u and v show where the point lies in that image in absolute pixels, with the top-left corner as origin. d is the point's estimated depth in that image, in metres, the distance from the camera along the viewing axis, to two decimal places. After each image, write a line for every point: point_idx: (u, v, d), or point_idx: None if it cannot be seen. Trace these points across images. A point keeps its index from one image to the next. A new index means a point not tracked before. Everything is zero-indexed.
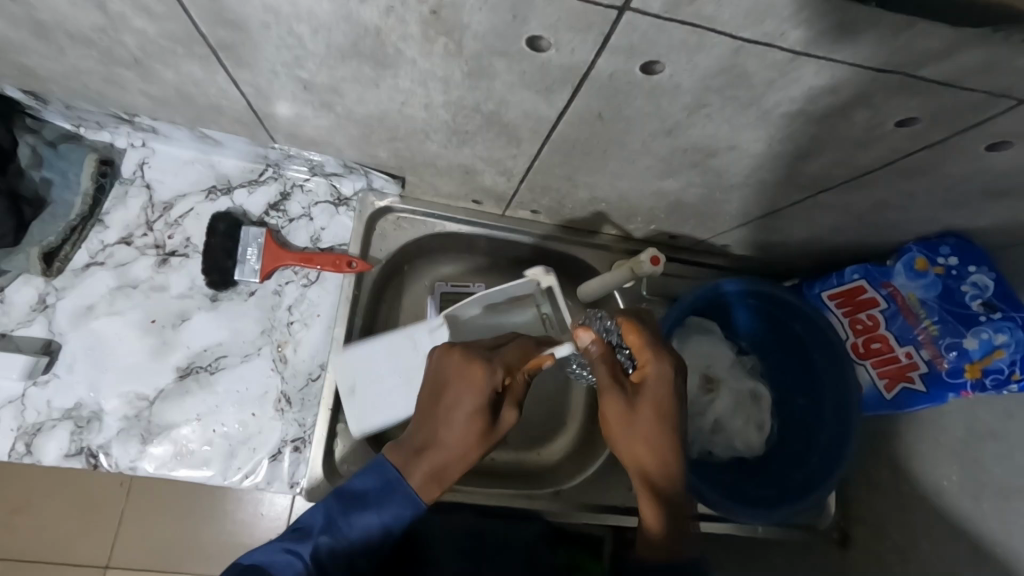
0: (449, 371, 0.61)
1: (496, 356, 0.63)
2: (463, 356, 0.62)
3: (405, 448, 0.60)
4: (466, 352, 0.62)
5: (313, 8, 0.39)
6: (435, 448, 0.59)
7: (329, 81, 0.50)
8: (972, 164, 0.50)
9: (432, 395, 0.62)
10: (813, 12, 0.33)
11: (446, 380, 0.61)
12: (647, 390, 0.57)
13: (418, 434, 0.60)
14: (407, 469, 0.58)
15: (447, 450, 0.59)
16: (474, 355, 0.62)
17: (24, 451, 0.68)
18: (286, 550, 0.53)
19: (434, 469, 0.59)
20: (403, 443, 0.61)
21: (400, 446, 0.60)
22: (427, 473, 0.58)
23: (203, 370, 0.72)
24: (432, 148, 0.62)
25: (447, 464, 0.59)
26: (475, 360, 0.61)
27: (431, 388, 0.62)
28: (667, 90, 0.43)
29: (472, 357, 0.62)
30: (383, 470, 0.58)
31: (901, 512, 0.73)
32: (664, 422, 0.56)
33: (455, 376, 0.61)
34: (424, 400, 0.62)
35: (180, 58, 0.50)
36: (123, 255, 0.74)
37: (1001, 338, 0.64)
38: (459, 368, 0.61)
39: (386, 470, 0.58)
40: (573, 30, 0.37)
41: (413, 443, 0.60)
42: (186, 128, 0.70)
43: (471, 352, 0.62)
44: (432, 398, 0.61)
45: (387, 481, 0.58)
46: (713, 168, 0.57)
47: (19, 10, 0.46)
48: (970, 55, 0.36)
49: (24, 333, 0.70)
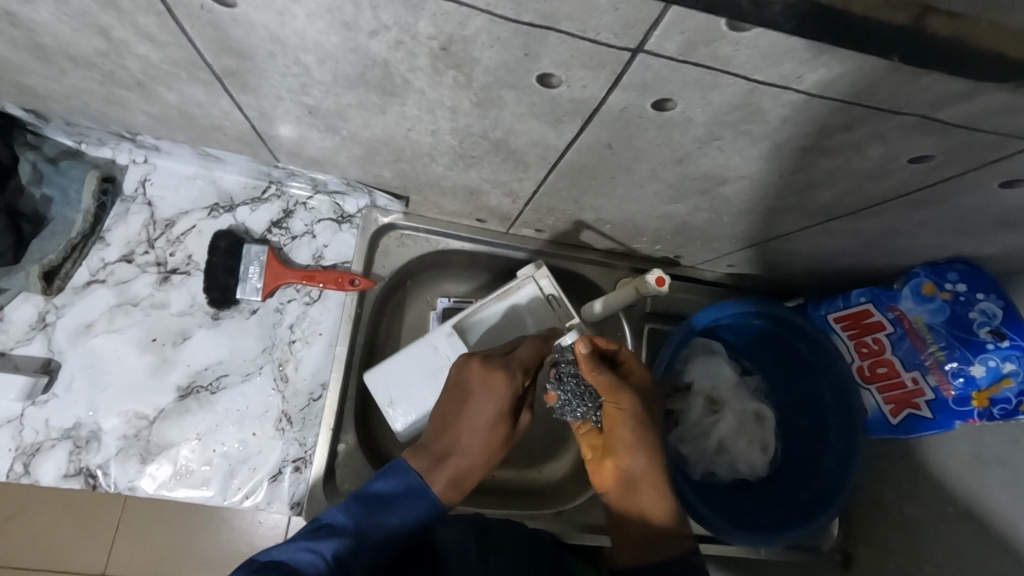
0: (476, 379, 0.62)
1: (514, 359, 0.63)
2: (498, 369, 0.62)
3: (425, 453, 0.60)
4: (492, 360, 0.62)
5: (320, 40, 0.39)
6: (455, 456, 0.60)
7: (335, 107, 0.49)
8: (985, 198, 0.49)
9: (453, 402, 0.62)
10: (831, 58, 0.32)
11: (471, 388, 0.62)
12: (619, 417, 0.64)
13: (439, 442, 0.61)
14: (428, 474, 0.59)
15: (469, 456, 0.61)
16: (496, 362, 0.62)
17: (22, 471, 0.67)
18: (307, 549, 0.50)
19: (455, 475, 0.60)
20: (422, 449, 0.61)
21: (419, 452, 0.60)
22: (449, 479, 0.59)
23: (204, 390, 0.72)
24: (437, 170, 0.61)
25: (465, 471, 0.61)
26: (503, 372, 0.62)
27: (453, 397, 0.63)
28: (678, 124, 0.43)
29: (500, 368, 0.62)
30: (407, 474, 0.58)
31: (903, 537, 0.73)
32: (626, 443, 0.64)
33: (483, 390, 0.61)
34: (443, 406, 0.63)
35: (184, 82, 0.49)
36: (124, 273, 0.73)
37: (1009, 366, 0.63)
38: (485, 377, 0.62)
39: (409, 475, 0.58)
40: (585, 67, 0.37)
41: (434, 449, 0.60)
42: (188, 146, 0.70)
43: (491, 359, 0.63)
44: (455, 407, 0.62)
45: (411, 486, 0.57)
46: (722, 195, 0.56)
47: (21, 35, 0.45)
48: (989, 100, 0.35)
49: (23, 351, 0.70)
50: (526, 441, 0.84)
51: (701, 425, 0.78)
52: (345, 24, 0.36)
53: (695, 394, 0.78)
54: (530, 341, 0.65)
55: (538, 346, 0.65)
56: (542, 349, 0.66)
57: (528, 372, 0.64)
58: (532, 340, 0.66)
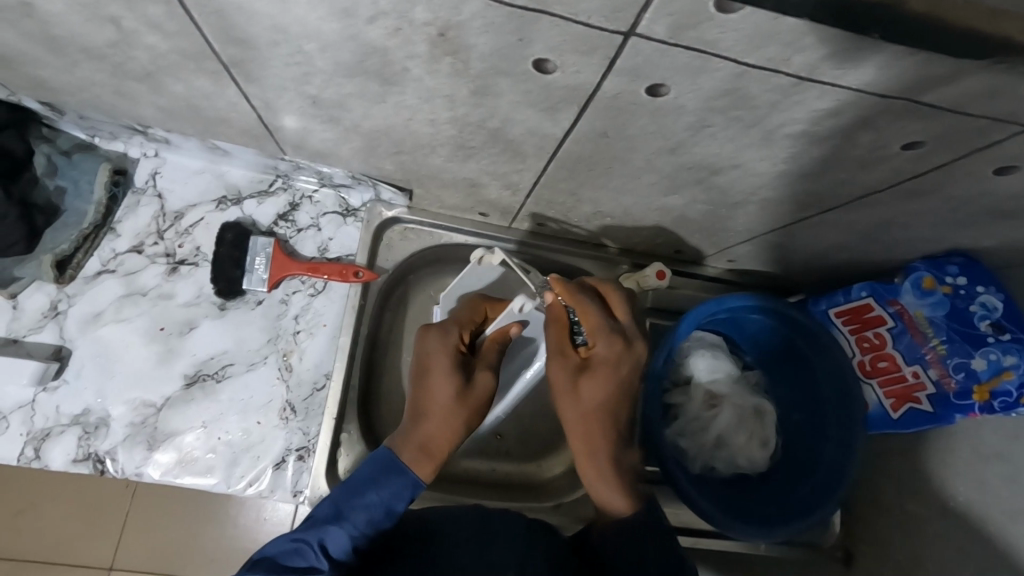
0: (417, 348, 0.63)
1: (447, 319, 0.63)
2: (432, 331, 0.62)
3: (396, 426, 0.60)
4: (427, 326, 0.64)
5: (321, 27, 0.40)
6: (419, 420, 0.58)
7: (336, 97, 0.50)
8: (977, 186, 0.50)
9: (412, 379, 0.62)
10: (814, 40, 0.33)
11: (418, 361, 0.62)
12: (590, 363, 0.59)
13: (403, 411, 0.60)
14: (395, 445, 0.58)
15: (429, 418, 0.58)
16: (430, 326, 0.63)
17: (32, 455, 0.69)
18: (294, 540, 0.51)
19: (421, 438, 0.58)
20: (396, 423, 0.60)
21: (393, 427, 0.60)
22: (414, 442, 0.57)
23: (209, 378, 0.73)
24: (437, 162, 0.63)
25: (433, 433, 0.58)
26: (431, 332, 0.62)
27: (413, 377, 0.62)
28: (671, 111, 0.44)
29: (428, 329, 0.63)
30: (374, 454, 0.57)
31: (904, 534, 0.73)
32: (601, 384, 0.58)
33: (425, 356, 0.61)
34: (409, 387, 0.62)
35: (191, 73, 0.51)
36: (134, 264, 0.75)
37: (1010, 359, 0.63)
38: (422, 341, 0.62)
39: (379, 454, 0.57)
40: (576, 52, 0.38)
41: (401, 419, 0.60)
42: (197, 140, 0.72)
43: (427, 326, 0.64)
44: (414, 383, 0.61)
45: (382, 463, 0.56)
46: (717, 186, 0.57)
47: (37, 27, 0.47)
48: (972, 82, 0.35)
49: (35, 339, 0.71)
50: (527, 435, 0.84)
51: (701, 419, 0.78)
52: (344, 11, 0.38)
53: (695, 388, 0.79)
54: (467, 305, 0.66)
55: (474, 308, 0.65)
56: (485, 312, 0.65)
57: (464, 327, 0.63)
58: (471, 302, 0.66)
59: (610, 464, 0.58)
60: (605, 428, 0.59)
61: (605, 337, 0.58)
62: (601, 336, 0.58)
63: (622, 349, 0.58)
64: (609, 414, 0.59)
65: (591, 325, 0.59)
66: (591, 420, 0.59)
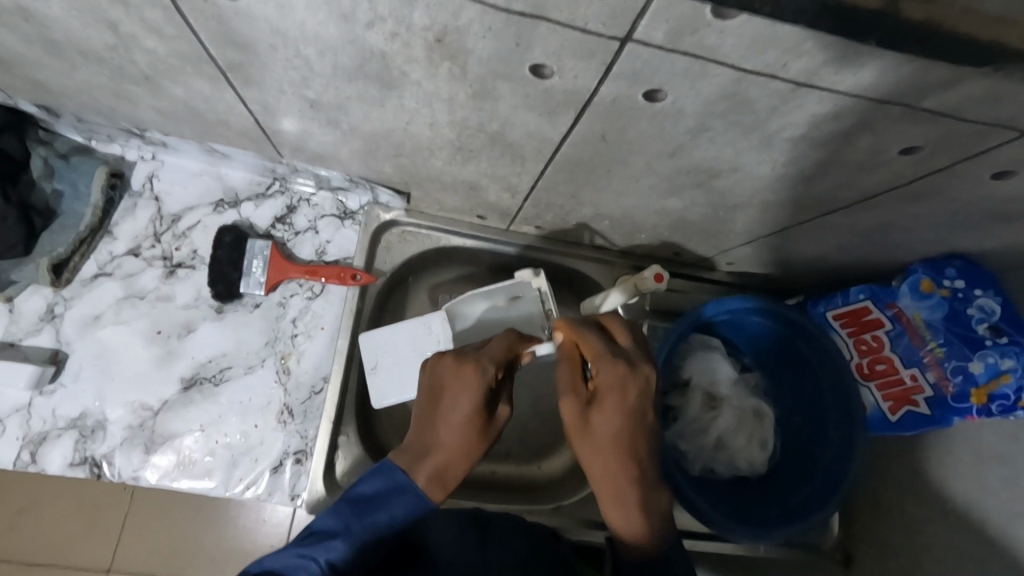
0: (447, 374, 0.58)
1: (486, 354, 0.59)
2: (467, 363, 0.58)
3: (408, 449, 0.57)
4: (463, 355, 0.59)
5: (320, 32, 0.40)
6: (438, 451, 0.56)
7: (335, 100, 0.50)
8: (976, 190, 0.50)
9: (429, 404, 0.58)
10: (813, 46, 0.33)
11: (443, 388, 0.58)
12: (597, 393, 0.56)
13: (421, 437, 0.57)
14: (412, 470, 0.55)
15: (449, 450, 0.56)
16: (466, 356, 0.59)
17: (29, 459, 0.68)
18: (299, 554, 0.49)
19: (438, 470, 0.55)
20: (407, 446, 0.57)
21: (404, 449, 0.57)
22: (432, 473, 0.55)
23: (207, 381, 0.73)
24: (436, 164, 0.62)
25: (451, 465, 0.56)
26: (473, 367, 0.58)
27: (428, 399, 0.59)
28: (670, 115, 0.44)
29: (470, 361, 0.58)
30: (391, 474, 0.55)
31: (903, 537, 0.73)
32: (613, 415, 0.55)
33: (455, 392, 0.57)
34: (421, 408, 0.59)
35: (189, 76, 0.51)
36: (131, 266, 0.75)
37: (1008, 363, 0.63)
38: (455, 371, 0.58)
39: (393, 474, 0.55)
40: (575, 57, 0.38)
41: (415, 445, 0.57)
42: (195, 142, 0.71)
43: (462, 355, 0.59)
44: (431, 409, 0.58)
45: (397, 484, 0.54)
46: (717, 189, 0.57)
47: (34, 30, 0.47)
48: (971, 88, 0.36)
49: (32, 342, 0.71)
50: (526, 437, 0.84)
51: (700, 422, 0.78)
52: (343, 16, 0.37)
53: (694, 390, 0.79)
54: (502, 339, 0.62)
55: (510, 343, 0.62)
56: (516, 346, 0.62)
57: (500, 366, 0.59)
58: (504, 337, 0.63)
59: (632, 503, 0.55)
60: (625, 464, 0.55)
61: (608, 362, 0.56)
62: (604, 362, 0.56)
63: (632, 374, 0.56)
64: (626, 451, 0.55)
65: (594, 354, 0.57)
66: (608, 456, 0.55)
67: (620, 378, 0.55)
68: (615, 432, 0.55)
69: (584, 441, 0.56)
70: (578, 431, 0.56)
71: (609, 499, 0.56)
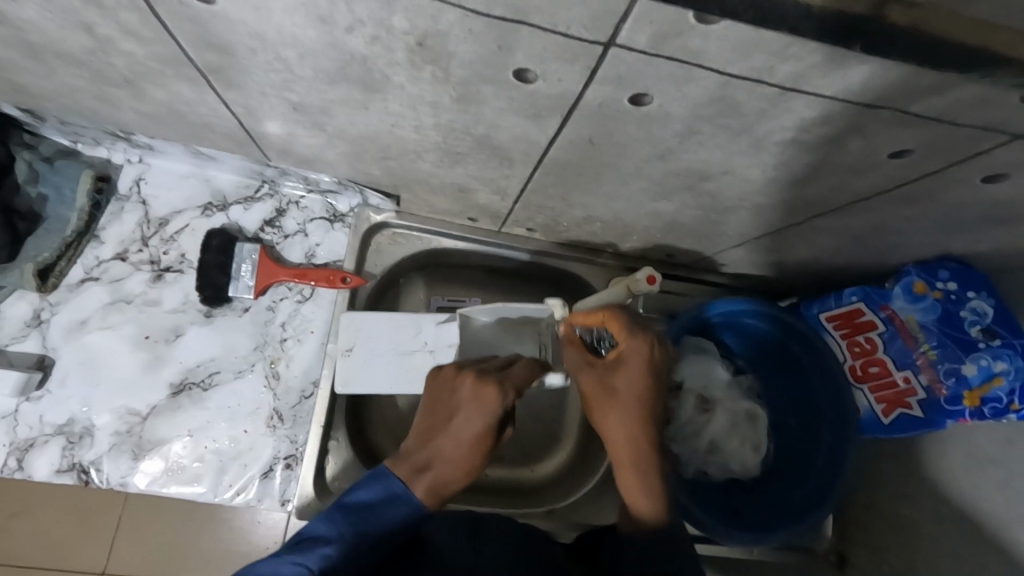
0: (467, 394, 0.58)
1: (508, 378, 0.60)
2: (491, 383, 0.59)
3: (407, 460, 0.56)
4: (486, 374, 0.60)
5: (299, 35, 0.39)
6: (439, 463, 0.56)
7: (319, 103, 0.50)
8: (968, 193, 0.49)
9: (436, 418, 0.59)
10: (800, 50, 0.33)
11: (460, 404, 0.58)
12: (620, 363, 0.57)
13: (424, 449, 0.57)
14: (411, 481, 0.54)
15: (451, 464, 0.56)
16: (489, 376, 0.59)
17: (15, 466, 0.68)
18: (292, 562, 0.47)
19: (437, 484, 0.55)
20: (404, 455, 0.57)
21: (402, 458, 0.56)
22: (431, 484, 0.55)
23: (196, 387, 0.72)
24: (425, 167, 0.62)
25: (450, 479, 0.56)
26: (496, 388, 0.58)
27: (439, 412, 0.59)
28: (657, 118, 0.43)
29: (492, 383, 0.59)
30: (387, 481, 0.54)
31: (897, 539, 0.72)
32: (636, 380, 0.56)
33: (472, 411, 0.58)
34: (426, 418, 0.59)
35: (170, 79, 0.50)
36: (118, 271, 0.74)
37: (1001, 365, 0.62)
38: (476, 390, 0.58)
39: (390, 483, 0.54)
40: (559, 61, 0.37)
41: (416, 456, 0.56)
42: (181, 145, 0.71)
43: (484, 374, 0.60)
44: (439, 422, 0.58)
45: (391, 493, 0.53)
46: (707, 192, 0.56)
47: (11, 33, 0.46)
48: (960, 91, 0.35)
49: (18, 348, 0.70)
50: (518, 440, 0.83)
51: (693, 424, 0.77)
52: (322, 19, 0.37)
53: (686, 394, 0.78)
54: (526, 367, 0.63)
55: (531, 373, 0.63)
56: (534, 374, 0.64)
57: (519, 393, 0.61)
58: (527, 365, 0.64)
59: (655, 470, 0.55)
60: (649, 428, 0.55)
61: (633, 335, 0.57)
62: (629, 335, 0.57)
63: (651, 346, 0.57)
64: (649, 418, 0.56)
65: (619, 327, 0.58)
66: (631, 420, 0.55)
67: (644, 348, 0.57)
68: (637, 397, 0.56)
69: (605, 409, 0.57)
70: (600, 402, 0.57)
71: (628, 468, 0.55)
